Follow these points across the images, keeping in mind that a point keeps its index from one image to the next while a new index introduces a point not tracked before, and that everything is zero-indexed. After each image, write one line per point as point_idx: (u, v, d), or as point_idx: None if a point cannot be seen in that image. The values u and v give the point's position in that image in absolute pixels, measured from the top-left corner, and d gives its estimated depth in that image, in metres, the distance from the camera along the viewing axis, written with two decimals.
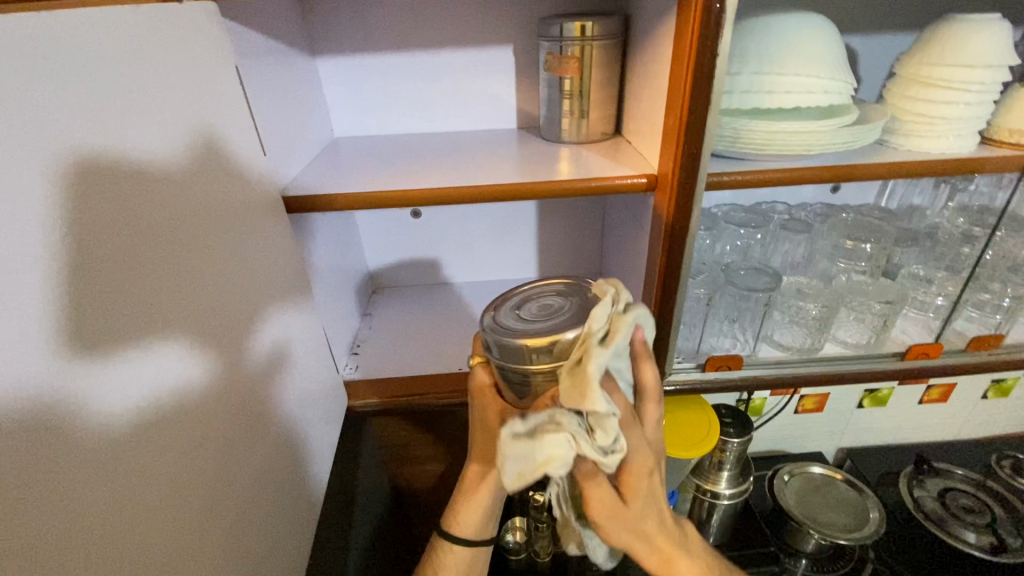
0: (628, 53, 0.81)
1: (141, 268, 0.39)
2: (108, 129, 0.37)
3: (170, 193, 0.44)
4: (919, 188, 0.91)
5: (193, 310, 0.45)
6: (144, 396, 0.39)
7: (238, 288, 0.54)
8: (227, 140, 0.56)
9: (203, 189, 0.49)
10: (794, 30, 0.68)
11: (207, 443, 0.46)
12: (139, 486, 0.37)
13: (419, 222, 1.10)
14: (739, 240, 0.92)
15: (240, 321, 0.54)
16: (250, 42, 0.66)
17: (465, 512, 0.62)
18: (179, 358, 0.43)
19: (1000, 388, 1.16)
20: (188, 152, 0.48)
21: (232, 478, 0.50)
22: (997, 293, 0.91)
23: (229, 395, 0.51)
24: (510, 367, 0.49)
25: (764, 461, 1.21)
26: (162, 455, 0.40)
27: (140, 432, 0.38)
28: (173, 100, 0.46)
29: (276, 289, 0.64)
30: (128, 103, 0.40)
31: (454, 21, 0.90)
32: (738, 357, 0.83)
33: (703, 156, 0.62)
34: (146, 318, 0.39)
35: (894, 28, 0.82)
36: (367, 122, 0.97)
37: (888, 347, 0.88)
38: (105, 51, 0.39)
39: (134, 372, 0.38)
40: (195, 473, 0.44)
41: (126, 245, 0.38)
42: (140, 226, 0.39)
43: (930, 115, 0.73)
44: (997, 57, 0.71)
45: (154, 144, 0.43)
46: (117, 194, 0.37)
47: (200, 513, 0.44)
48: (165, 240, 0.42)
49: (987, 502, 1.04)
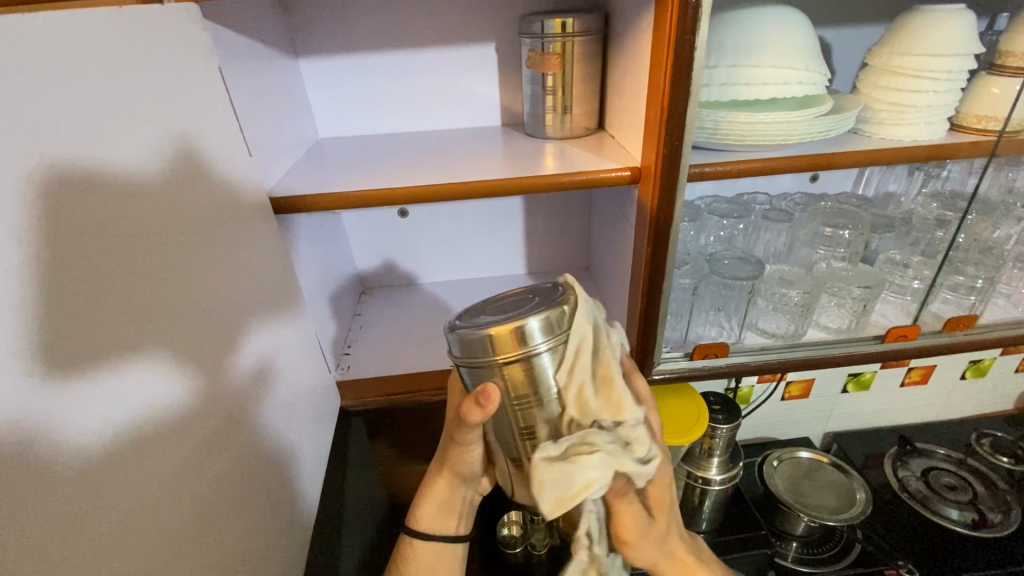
0: (608, 49, 0.82)
1: (117, 285, 0.39)
2: (79, 136, 0.37)
3: (146, 206, 0.44)
4: (895, 175, 0.94)
5: (173, 324, 0.45)
6: (123, 413, 0.38)
7: (220, 298, 0.54)
8: (209, 142, 0.56)
9: (180, 199, 0.49)
10: (768, 23, 0.69)
11: (189, 457, 0.46)
12: (118, 503, 0.37)
13: (406, 222, 1.11)
14: (722, 230, 0.94)
15: (223, 331, 0.54)
16: (232, 43, 0.66)
17: (425, 507, 0.62)
18: (160, 372, 0.43)
19: (978, 368, 1.19)
20: (165, 160, 0.47)
21: (217, 489, 0.50)
22: (973, 274, 0.93)
23: (212, 407, 0.51)
24: (472, 362, 0.45)
25: (753, 448, 1.23)
26: (143, 470, 0.40)
27: (119, 449, 0.38)
28: (151, 106, 0.47)
29: (261, 293, 0.64)
30: (103, 112, 0.40)
31: (436, 21, 0.90)
32: (723, 345, 0.85)
33: (684, 148, 0.64)
34: (124, 334, 0.39)
35: (865, 20, 0.84)
36: (351, 123, 0.97)
37: (868, 330, 0.91)
38: (80, 59, 0.39)
39: (112, 389, 0.38)
40: (177, 482, 0.44)
41: (100, 261, 0.37)
42: (115, 242, 0.39)
43: (902, 104, 0.75)
44: (961, 46, 0.74)
45: (129, 153, 0.43)
46: (91, 208, 0.37)
47: (184, 522, 0.44)
48: (142, 255, 0.42)
49: (966, 480, 1.10)
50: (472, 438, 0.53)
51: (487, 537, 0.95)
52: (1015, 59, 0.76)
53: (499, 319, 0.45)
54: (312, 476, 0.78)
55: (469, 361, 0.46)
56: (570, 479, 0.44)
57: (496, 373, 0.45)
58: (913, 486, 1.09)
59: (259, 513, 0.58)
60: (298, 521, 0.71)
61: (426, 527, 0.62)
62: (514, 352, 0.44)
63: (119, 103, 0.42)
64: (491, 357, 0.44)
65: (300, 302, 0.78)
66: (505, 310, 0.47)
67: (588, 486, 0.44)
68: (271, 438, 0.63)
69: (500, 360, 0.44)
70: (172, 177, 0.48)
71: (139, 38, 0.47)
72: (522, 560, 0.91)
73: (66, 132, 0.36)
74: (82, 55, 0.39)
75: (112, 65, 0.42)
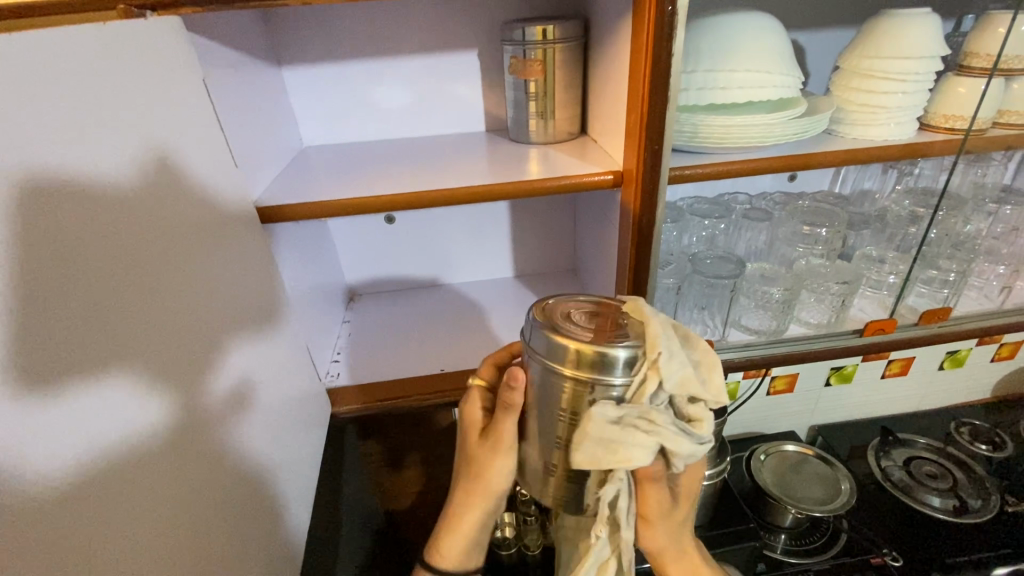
0: (588, 54, 0.83)
1: (89, 301, 0.38)
2: (53, 148, 0.37)
3: (121, 219, 0.43)
4: (870, 173, 0.97)
5: (149, 339, 0.45)
6: (96, 434, 0.38)
7: (199, 310, 0.53)
8: (189, 153, 0.56)
9: (156, 211, 0.48)
10: (743, 28, 0.71)
11: (167, 474, 0.45)
12: (92, 525, 0.36)
13: (393, 227, 1.11)
14: (704, 230, 0.96)
15: (202, 344, 0.53)
16: (215, 54, 0.66)
17: (448, 542, 0.58)
18: (136, 390, 0.42)
19: (955, 359, 1.22)
20: (143, 173, 0.47)
21: (199, 505, 0.50)
22: (945, 267, 0.96)
23: (191, 422, 0.50)
24: (544, 363, 0.47)
25: (741, 443, 1.25)
26: (118, 491, 0.39)
27: (93, 471, 0.37)
28: (129, 119, 0.46)
29: (242, 303, 0.63)
30: (79, 127, 0.40)
31: (417, 27, 0.91)
32: (706, 343, 0.87)
33: (665, 152, 0.65)
34: (96, 351, 0.38)
35: (837, 24, 0.87)
36: (336, 131, 0.97)
37: (847, 324, 0.93)
38: (62, 76, 0.39)
39: (82, 411, 0.37)
40: (156, 498, 0.43)
41: (71, 279, 0.37)
42: (86, 257, 0.39)
43: (873, 105, 0.78)
44: (928, 48, 0.76)
45: (105, 166, 0.42)
46: (63, 224, 0.37)
47: (164, 537, 0.44)
48: (114, 269, 0.41)
49: (947, 468, 1.13)
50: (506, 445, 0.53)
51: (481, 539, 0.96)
52: (980, 60, 0.79)
53: (581, 332, 0.46)
54: (303, 484, 0.78)
55: (542, 360, 0.47)
56: (617, 442, 0.44)
57: (560, 382, 0.46)
58: (896, 476, 1.12)
59: (245, 523, 0.58)
60: (288, 531, 0.71)
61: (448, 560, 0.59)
62: (587, 374, 0.45)
63: (96, 117, 0.42)
64: (562, 367, 0.45)
65: (286, 311, 0.78)
66: (596, 327, 0.48)
67: (625, 457, 0.44)
68: (256, 449, 0.63)
69: (570, 372, 0.45)
70: (149, 189, 0.48)
71: (120, 52, 0.47)
72: (517, 559, 0.92)
73: (40, 146, 0.36)
74: (59, 71, 0.39)
75: (91, 79, 0.42)
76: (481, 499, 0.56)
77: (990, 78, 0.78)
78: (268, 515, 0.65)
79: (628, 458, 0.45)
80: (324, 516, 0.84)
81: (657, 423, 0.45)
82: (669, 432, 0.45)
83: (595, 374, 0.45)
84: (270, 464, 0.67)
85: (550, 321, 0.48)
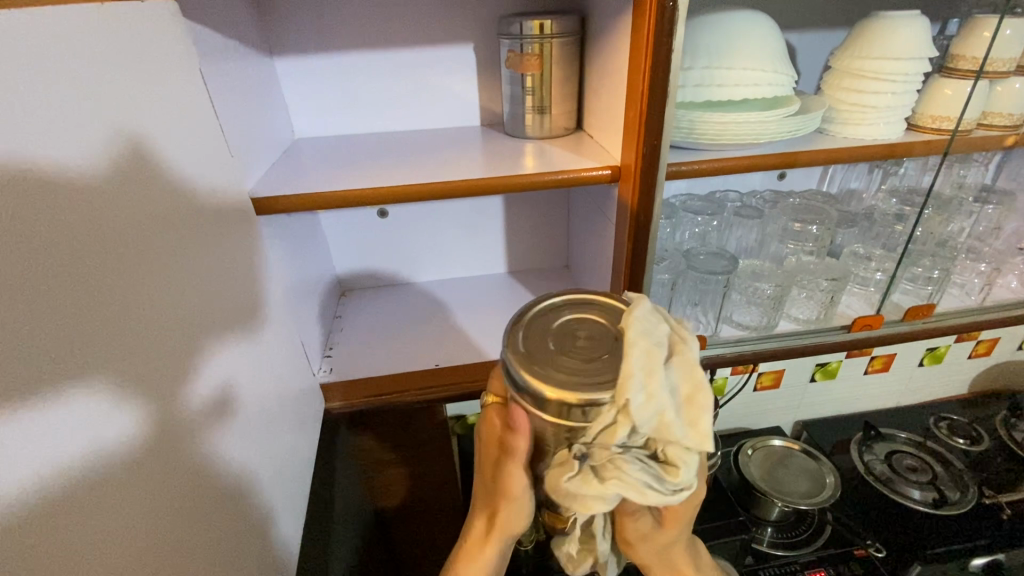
0: (585, 50, 0.83)
1: (47, 308, 0.34)
2: (36, 139, 0.35)
3: (105, 212, 0.41)
4: (856, 173, 0.98)
5: (117, 345, 0.40)
6: (56, 457, 0.34)
7: (173, 313, 0.49)
8: (173, 143, 0.53)
9: (125, 205, 0.43)
10: (738, 27, 0.72)
11: (140, 494, 0.41)
12: (55, 553, 0.32)
13: (386, 222, 1.10)
14: (697, 227, 0.97)
15: (177, 349, 0.49)
16: (206, 39, 0.64)
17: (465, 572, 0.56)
18: (111, 404, 0.39)
19: (934, 355, 1.25)
20: (110, 161, 0.42)
21: (183, 512, 0.47)
22: (928, 266, 0.99)
23: (165, 437, 0.46)
24: (526, 407, 0.45)
25: (729, 438, 1.27)
26: (81, 518, 0.35)
27: (59, 493, 0.33)
28: (109, 101, 0.44)
29: (224, 305, 0.60)
30: (39, 107, 0.36)
31: (414, 20, 0.90)
32: (700, 338, 0.89)
33: (664, 148, 0.66)
34: (55, 365, 0.34)
35: (828, 25, 0.88)
36: (330, 123, 0.96)
37: (836, 320, 0.95)
38: (28, 56, 0.36)
39: (42, 429, 0.33)
40: (140, 507, 0.41)
41: (24, 283, 0.32)
42: (44, 258, 0.34)
43: (863, 105, 0.79)
44: (918, 50, 0.78)
45: (70, 153, 0.38)
46: (17, 220, 0.32)
47: (147, 548, 0.41)
48: (77, 270, 0.37)
49: (927, 461, 1.16)
50: (518, 486, 0.51)
51: None
52: (966, 62, 0.81)
53: (564, 372, 0.44)
54: (294, 481, 0.76)
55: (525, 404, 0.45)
56: (581, 491, 0.45)
57: (545, 425, 0.45)
58: (878, 469, 1.15)
59: (233, 522, 0.57)
60: (276, 530, 0.69)
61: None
62: (572, 419, 0.43)
63: (64, 98, 0.38)
64: (546, 413, 0.44)
65: (275, 305, 0.76)
66: (572, 354, 0.46)
67: (587, 505, 0.46)
68: (243, 447, 0.61)
69: (553, 420, 0.44)
70: (116, 180, 0.43)
71: (107, 35, 0.45)
72: (509, 555, 0.92)
73: (16, 136, 0.33)
74: (22, 44, 0.35)
75: (68, 60, 0.39)
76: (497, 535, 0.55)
77: (975, 80, 0.80)
78: (257, 512, 0.63)
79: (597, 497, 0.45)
80: (315, 513, 0.83)
81: (620, 473, 0.44)
82: (636, 482, 0.44)
83: (577, 419, 0.43)
84: (260, 462, 0.65)
85: (526, 353, 0.46)
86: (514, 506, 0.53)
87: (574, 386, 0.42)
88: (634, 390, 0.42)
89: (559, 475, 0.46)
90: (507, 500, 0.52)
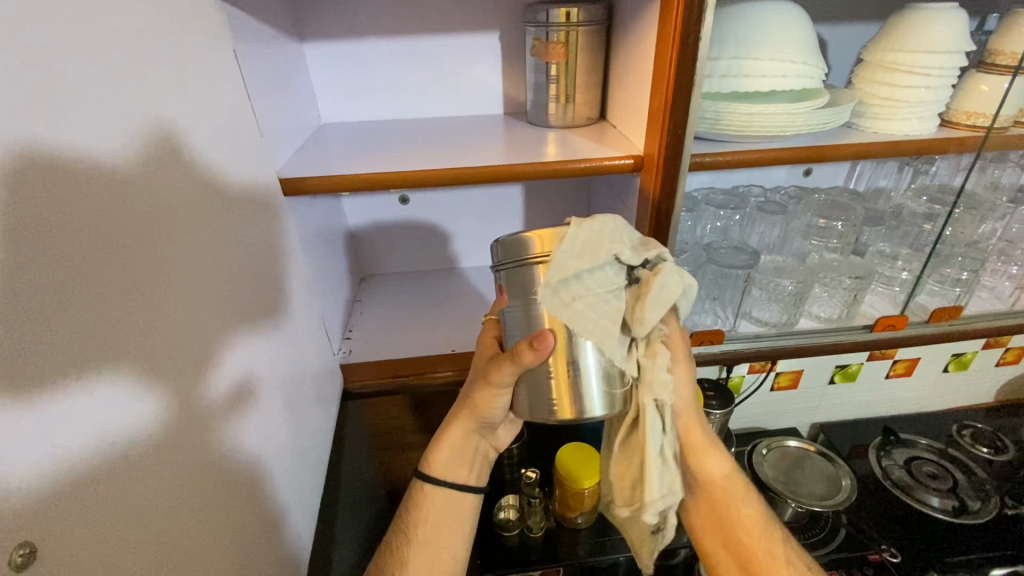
0: (611, 39, 0.83)
1: (61, 291, 0.34)
2: (65, 120, 0.36)
3: (132, 196, 0.42)
4: (885, 170, 0.96)
5: (133, 330, 0.41)
6: (82, 437, 0.35)
7: (192, 298, 0.50)
8: (201, 126, 0.54)
9: (144, 189, 0.44)
10: (769, 17, 0.71)
11: (160, 471, 0.43)
12: (74, 529, 0.34)
13: (408, 208, 1.11)
14: (719, 221, 0.96)
15: (196, 331, 0.50)
16: (237, 22, 0.66)
17: (440, 449, 0.65)
18: (133, 387, 0.40)
19: (960, 361, 1.22)
20: (138, 144, 0.44)
21: (203, 489, 0.49)
22: (958, 267, 0.96)
23: (187, 418, 0.47)
24: (514, 263, 0.51)
25: (744, 437, 1.26)
26: (99, 495, 0.36)
27: (81, 472, 0.35)
28: (139, 84, 0.45)
29: (247, 286, 0.61)
30: (66, 83, 0.36)
31: (441, 8, 0.91)
32: (718, 332, 0.88)
33: (687, 138, 0.65)
34: (82, 348, 0.35)
35: (861, 19, 0.86)
36: (355, 109, 0.97)
37: (858, 319, 0.94)
38: (66, 38, 0.37)
39: (67, 410, 0.34)
40: (159, 486, 0.42)
41: (44, 265, 0.33)
42: (71, 239, 0.35)
43: (895, 99, 0.78)
44: (954, 43, 0.76)
45: (99, 135, 0.39)
46: (36, 199, 0.33)
47: (165, 524, 0.43)
48: (98, 251, 0.38)
49: (948, 469, 1.14)
50: (499, 384, 0.57)
51: (483, 522, 0.96)
52: (1005, 58, 0.78)
53: None
54: (314, 457, 0.79)
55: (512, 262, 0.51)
56: (663, 282, 0.52)
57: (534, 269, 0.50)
58: (896, 475, 1.13)
59: (254, 496, 0.59)
60: (296, 506, 0.71)
61: (438, 471, 0.65)
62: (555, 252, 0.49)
63: (96, 79, 0.39)
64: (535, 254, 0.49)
65: (298, 285, 0.78)
66: None
67: (675, 289, 0.52)
68: (263, 425, 0.63)
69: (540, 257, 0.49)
70: (144, 163, 0.44)
71: (138, 15, 0.45)
72: (519, 542, 0.94)
73: (47, 117, 0.34)
74: (60, 20, 0.36)
75: (103, 43, 0.41)
76: (472, 412, 0.63)
77: (1015, 75, 0.78)
78: (276, 486, 0.65)
79: (676, 280, 0.53)
80: (330, 490, 0.85)
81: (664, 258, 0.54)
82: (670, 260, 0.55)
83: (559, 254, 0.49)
84: (281, 438, 0.67)
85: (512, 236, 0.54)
86: (489, 392, 0.58)
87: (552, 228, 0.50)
88: (612, 225, 0.52)
89: (650, 289, 0.51)
90: (485, 386, 0.58)
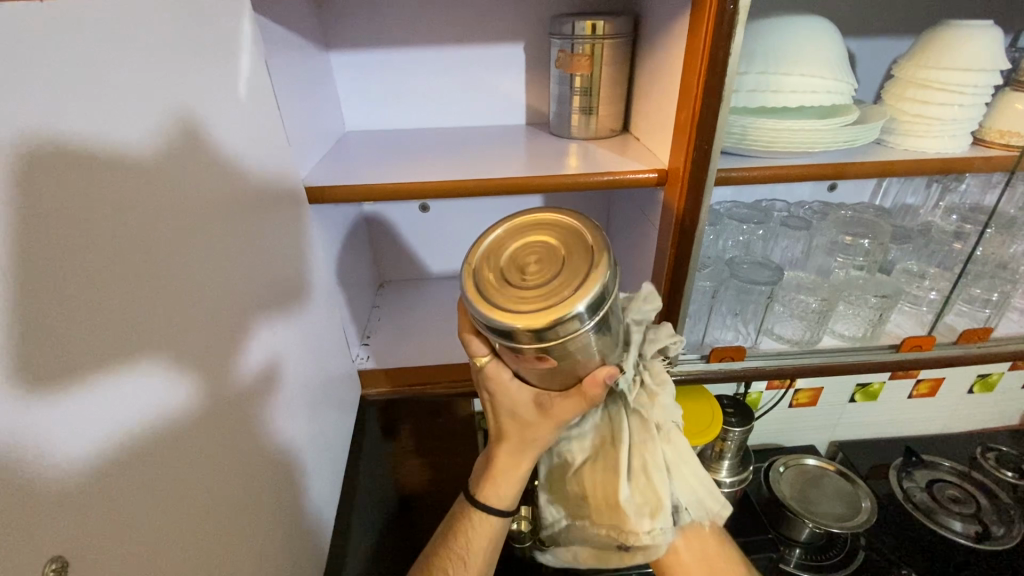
0: (636, 51, 0.83)
1: (106, 287, 0.35)
2: (110, 125, 0.36)
3: (171, 199, 0.43)
4: (913, 187, 0.94)
5: (170, 329, 0.41)
6: (127, 427, 0.36)
7: (225, 299, 0.50)
8: (231, 133, 0.55)
9: (183, 192, 0.45)
10: (797, 33, 0.70)
11: (195, 466, 0.43)
12: (117, 517, 0.34)
13: (427, 216, 1.12)
14: (741, 236, 0.94)
15: (228, 331, 0.50)
16: (266, 32, 0.67)
17: (504, 484, 0.66)
18: (172, 380, 0.41)
19: (986, 382, 1.20)
20: (178, 147, 0.45)
21: (232, 486, 0.49)
22: (987, 287, 0.95)
23: (220, 413, 0.48)
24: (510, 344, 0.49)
25: (760, 454, 1.24)
26: (141, 485, 0.37)
27: (126, 462, 0.35)
28: (179, 92, 0.46)
29: (273, 291, 0.62)
30: (112, 90, 0.37)
31: (467, 19, 0.91)
32: (738, 349, 0.87)
33: (714, 152, 0.64)
34: (125, 342, 0.36)
35: (891, 33, 0.85)
36: (378, 117, 0.98)
37: (883, 339, 0.92)
38: (111, 48, 0.37)
39: (113, 401, 0.35)
40: (194, 479, 0.43)
41: (92, 262, 0.34)
42: (117, 238, 0.36)
43: (927, 117, 0.77)
44: (987, 62, 0.74)
45: (142, 139, 0.40)
46: (85, 199, 0.33)
47: (198, 517, 0.43)
48: (141, 250, 0.38)
49: (971, 493, 1.10)
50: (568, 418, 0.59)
51: None
52: None
53: (525, 300, 0.48)
54: (331, 463, 0.79)
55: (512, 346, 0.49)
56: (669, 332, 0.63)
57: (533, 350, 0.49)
58: (918, 497, 1.10)
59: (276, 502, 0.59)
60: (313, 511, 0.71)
61: (504, 502, 0.67)
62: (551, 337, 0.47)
63: (139, 85, 0.40)
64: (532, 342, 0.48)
65: (319, 292, 0.78)
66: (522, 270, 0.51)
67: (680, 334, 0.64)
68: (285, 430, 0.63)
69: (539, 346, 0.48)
70: (184, 166, 0.45)
71: (176, 26, 0.46)
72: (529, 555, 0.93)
73: (94, 123, 0.35)
74: (106, 31, 0.37)
75: (145, 51, 0.41)
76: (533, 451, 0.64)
77: None
78: (297, 493, 0.65)
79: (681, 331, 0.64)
80: (346, 497, 0.85)
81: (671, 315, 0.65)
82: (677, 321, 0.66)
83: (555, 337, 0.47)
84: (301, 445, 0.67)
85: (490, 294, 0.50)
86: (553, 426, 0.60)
87: (545, 309, 0.46)
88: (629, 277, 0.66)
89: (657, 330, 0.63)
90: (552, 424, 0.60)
